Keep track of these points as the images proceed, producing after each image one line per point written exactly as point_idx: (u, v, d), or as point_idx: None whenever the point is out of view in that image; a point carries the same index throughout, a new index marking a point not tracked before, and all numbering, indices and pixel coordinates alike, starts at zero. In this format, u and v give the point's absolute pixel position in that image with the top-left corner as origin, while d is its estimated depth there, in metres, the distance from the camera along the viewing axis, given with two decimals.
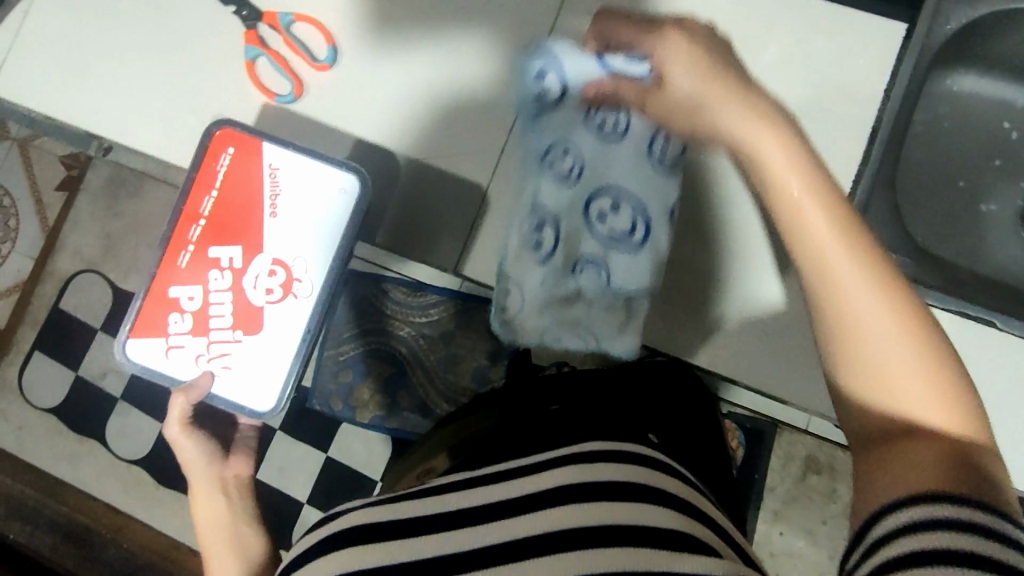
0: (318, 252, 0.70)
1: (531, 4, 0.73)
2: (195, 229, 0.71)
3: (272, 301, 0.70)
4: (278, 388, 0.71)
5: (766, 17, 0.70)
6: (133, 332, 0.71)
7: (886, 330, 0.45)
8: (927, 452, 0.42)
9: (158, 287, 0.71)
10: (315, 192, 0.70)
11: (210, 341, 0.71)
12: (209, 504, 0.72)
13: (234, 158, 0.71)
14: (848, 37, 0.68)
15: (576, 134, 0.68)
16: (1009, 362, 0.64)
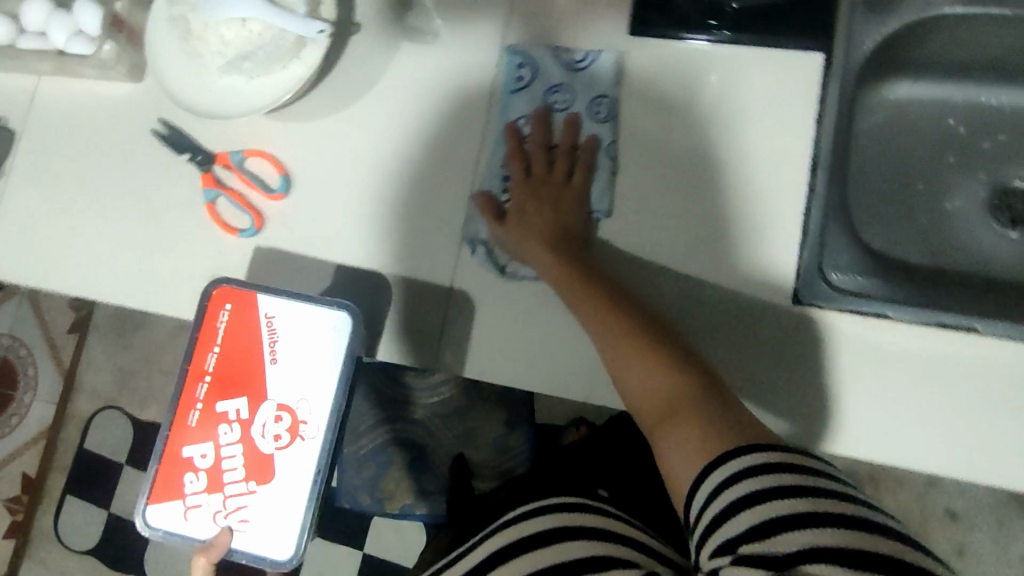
0: (323, 391, 0.69)
1: (462, 96, 0.74)
2: (203, 384, 0.71)
3: (283, 445, 0.69)
4: (296, 535, 0.68)
5: (691, 68, 0.71)
6: (151, 502, 0.70)
7: (616, 337, 0.62)
8: (695, 424, 0.54)
9: (171, 450, 0.70)
10: (310, 334, 0.70)
11: (227, 496, 0.69)
12: None
13: (232, 312, 0.72)
14: (771, 76, 0.69)
15: (536, 104, 0.72)
16: (994, 364, 0.64)
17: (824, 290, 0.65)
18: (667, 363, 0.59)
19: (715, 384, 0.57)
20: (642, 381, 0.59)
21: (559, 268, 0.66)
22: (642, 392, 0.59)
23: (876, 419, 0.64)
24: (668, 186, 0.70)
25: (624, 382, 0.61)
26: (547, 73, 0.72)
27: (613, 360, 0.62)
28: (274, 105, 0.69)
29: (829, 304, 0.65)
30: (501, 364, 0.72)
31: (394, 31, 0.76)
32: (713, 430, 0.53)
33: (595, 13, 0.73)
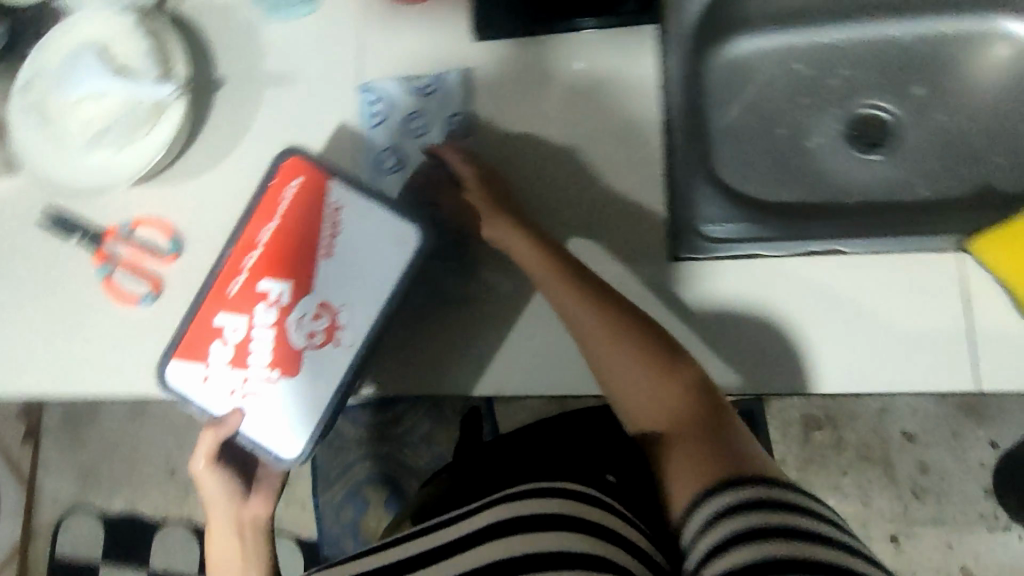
0: (373, 293, 0.63)
1: (324, 126, 0.75)
2: (252, 257, 0.64)
3: (317, 346, 0.62)
4: (300, 438, 0.63)
5: (536, 56, 0.72)
6: (177, 354, 0.64)
7: (625, 356, 0.58)
8: (711, 451, 0.53)
9: (204, 313, 0.64)
10: (364, 243, 0.63)
11: (242, 387, 0.63)
12: (223, 546, 0.68)
13: (297, 190, 0.64)
14: (613, 49, 0.71)
15: (393, 135, 0.72)
16: (873, 280, 0.66)
17: (698, 241, 0.68)
18: (682, 382, 0.57)
19: (728, 414, 0.56)
20: (642, 399, 0.58)
21: (554, 275, 0.62)
22: (654, 403, 0.57)
23: (779, 355, 0.65)
24: (536, 173, 0.71)
25: (626, 399, 0.59)
26: (399, 101, 0.72)
27: (607, 372, 0.59)
28: (141, 174, 0.70)
29: (705, 254, 0.67)
30: (409, 380, 0.69)
31: (254, 79, 0.78)
32: (716, 462, 0.52)
33: (437, 23, 0.74)
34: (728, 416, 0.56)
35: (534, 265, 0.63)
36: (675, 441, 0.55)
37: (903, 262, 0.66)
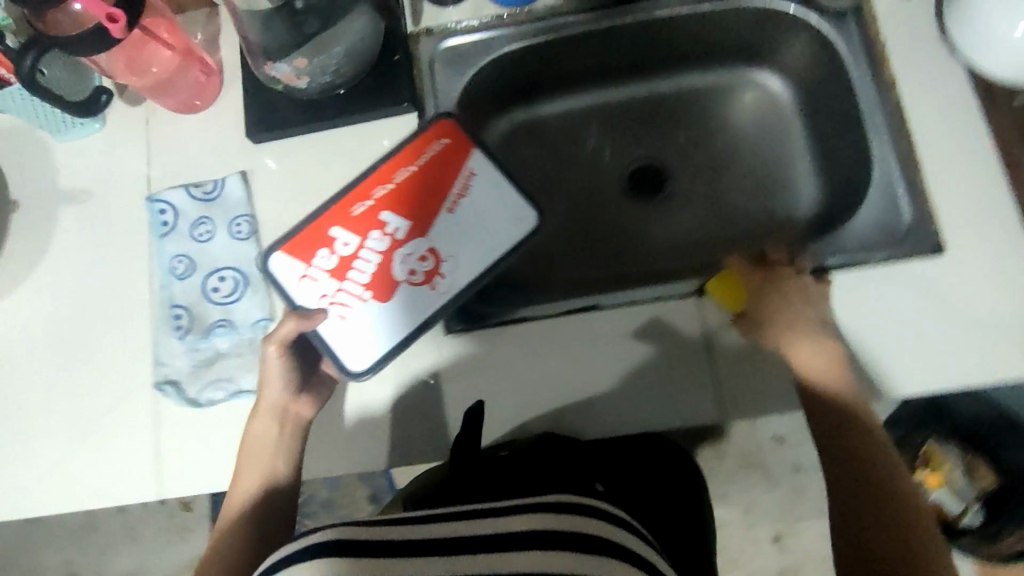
0: (489, 246, 0.69)
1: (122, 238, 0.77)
2: (384, 189, 0.70)
3: (413, 284, 0.67)
4: (376, 354, 0.66)
5: (315, 152, 0.76)
6: (285, 247, 0.68)
7: (855, 444, 0.62)
8: None
9: (320, 222, 0.69)
10: (484, 210, 0.70)
11: (333, 300, 0.67)
12: (262, 429, 0.66)
13: (442, 148, 0.71)
14: (383, 137, 0.76)
15: (183, 241, 0.75)
16: (629, 325, 0.69)
17: (465, 312, 0.72)
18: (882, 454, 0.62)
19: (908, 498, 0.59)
20: (884, 474, 0.61)
21: (802, 342, 0.64)
22: (852, 500, 0.60)
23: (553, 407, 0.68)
24: None
25: (844, 463, 0.62)
26: (187, 210, 0.75)
27: (843, 417, 0.63)
28: None
29: (470, 324, 0.71)
30: (218, 476, 0.70)
31: (48, 199, 0.79)
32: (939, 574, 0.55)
33: (220, 130, 0.78)
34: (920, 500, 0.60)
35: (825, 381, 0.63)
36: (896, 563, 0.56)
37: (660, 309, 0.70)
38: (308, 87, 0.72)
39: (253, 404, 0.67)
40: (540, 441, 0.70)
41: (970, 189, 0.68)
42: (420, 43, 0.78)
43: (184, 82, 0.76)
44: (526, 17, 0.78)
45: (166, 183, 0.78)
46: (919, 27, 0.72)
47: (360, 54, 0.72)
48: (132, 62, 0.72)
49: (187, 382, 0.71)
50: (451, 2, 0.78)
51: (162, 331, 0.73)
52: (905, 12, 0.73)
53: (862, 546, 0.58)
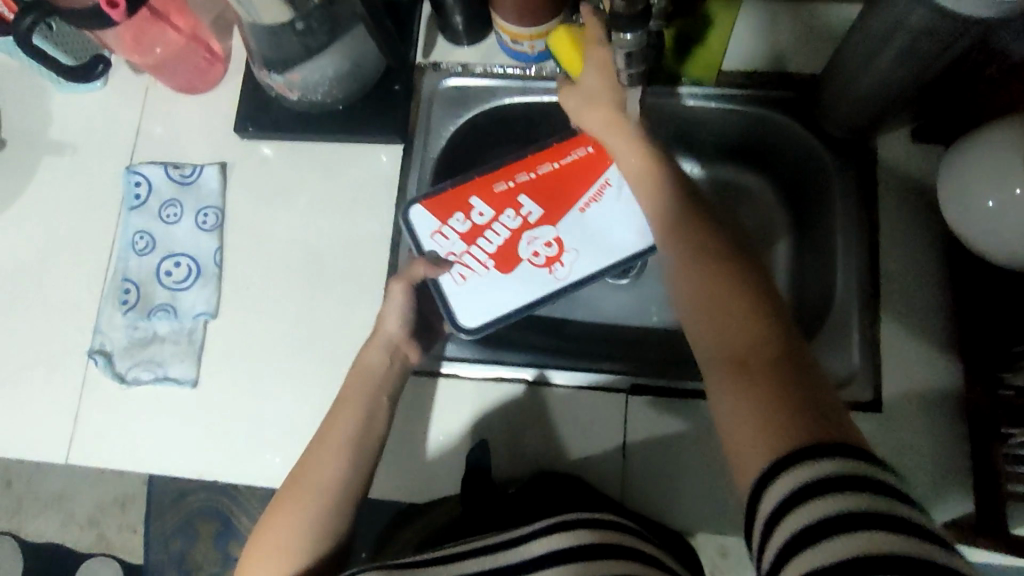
0: (605, 253, 0.73)
1: (93, 199, 0.78)
2: (525, 175, 0.74)
3: (533, 266, 0.72)
4: (488, 319, 0.70)
5: (298, 159, 0.77)
6: (427, 202, 0.72)
7: (702, 259, 0.52)
8: (752, 397, 0.44)
9: (465, 189, 0.73)
10: (616, 217, 0.73)
11: (458, 261, 0.72)
12: (376, 356, 0.64)
13: (586, 155, 0.74)
14: (365, 161, 0.77)
15: (149, 219, 0.76)
16: (560, 406, 0.71)
17: None
18: (744, 282, 0.50)
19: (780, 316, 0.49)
20: (732, 279, 0.50)
21: (658, 198, 0.57)
22: (716, 325, 0.49)
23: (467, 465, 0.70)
24: (276, 269, 0.75)
25: (698, 296, 0.51)
26: (161, 189, 0.77)
27: (686, 256, 0.53)
28: None
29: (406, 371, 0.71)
30: (128, 453, 0.71)
31: (34, 143, 0.80)
32: (767, 383, 0.45)
33: (211, 115, 0.78)
34: (783, 327, 0.48)
35: (680, 236, 0.54)
36: (739, 372, 0.46)
37: (588, 398, 0.71)
38: (297, 100, 0.74)
39: (367, 336, 0.65)
40: (573, 480, 0.67)
41: (917, 353, 0.68)
42: (426, 75, 0.78)
43: (183, 65, 0.77)
44: (535, 74, 0.77)
45: (146, 156, 0.78)
46: (910, 180, 0.72)
47: (356, 75, 0.73)
48: (137, 40, 0.73)
49: (120, 357, 0.73)
50: (466, 42, 0.77)
51: (109, 301, 0.75)
52: (904, 160, 0.72)
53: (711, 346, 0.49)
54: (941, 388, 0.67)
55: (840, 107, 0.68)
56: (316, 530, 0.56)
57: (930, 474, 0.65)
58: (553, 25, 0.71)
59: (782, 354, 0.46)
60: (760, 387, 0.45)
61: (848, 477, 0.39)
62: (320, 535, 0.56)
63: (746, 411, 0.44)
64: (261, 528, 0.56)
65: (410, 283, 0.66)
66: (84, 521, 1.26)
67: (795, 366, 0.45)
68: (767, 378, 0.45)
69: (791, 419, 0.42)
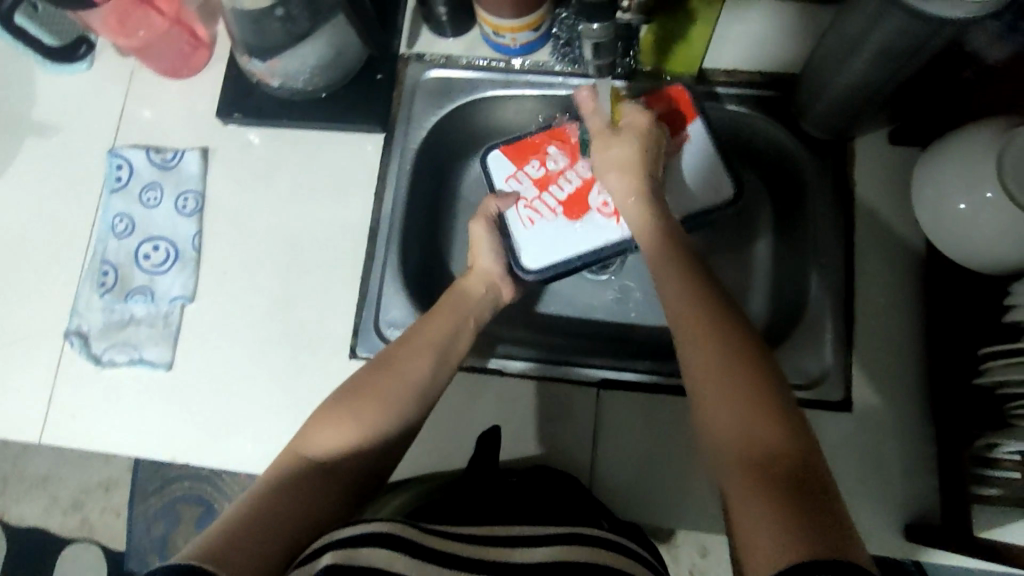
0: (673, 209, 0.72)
1: (74, 180, 0.78)
2: None
3: (602, 216, 0.73)
4: (547, 263, 0.72)
5: (280, 146, 0.77)
6: (505, 147, 0.75)
7: (716, 347, 0.51)
8: (768, 500, 0.42)
9: (546, 137, 0.75)
10: (690, 172, 0.73)
11: (529, 205, 0.74)
12: (477, 283, 0.69)
13: (669, 110, 0.73)
14: (347, 149, 0.77)
15: (129, 202, 0.76)
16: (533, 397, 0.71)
17: (377, 344, 0.72)
18: (762, 380, 0.49)
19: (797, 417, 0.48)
20: (750, 373, 0.49)
21: (674, 283, 0.57)
22: (736, 425, 0.48)
23: (439, 453, 0.70)
24: (255, 254, 0.75)
25: (717, 390, 0.50)
26: (142, 172, 0.77)
27: (705, 349, 0.51)
28: None
29: None
30: (101, 434, 0.72)
31: (17, 124, 0.80)
32: (790, 490, 0.42)
33: (194, 100, 0.79)
34: (798, 432, 0.47)
35: (698, 323, 0.53)
36: (760, 474, 0.44)
37: (560, 392, 0.71)
38: (279, 87, 0.74)
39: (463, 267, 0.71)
40: (564, 476, 0.65)
41: (886, 353, 0.68)
42: (409, 66, 0.78)
43: (168, 49, 0.77)
44: (518, 67, 0.77)
45: (129, 140, 0.79)
46: (886, 181, 0.72)
47: (338, 62, 0.74)
48: (121, 22, 0.73)
49: (96, 339, 0.73)
50: (451, 33, 0.77)
51: (87, 282, 0.75)
52: (880, 161, 0.73)
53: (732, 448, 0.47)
54: (909, 387, 0.68)
55: (818, 107, 0.68)
56: (394, 415, 0.56)
57: (894, 472, 0.66)
58: (536, 16, 0.71)
59: (796, 468, 0.44)
60: (770, 502, 0.42)
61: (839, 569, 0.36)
62: (396, 420, 0.56)
63: (749, 522, 0.42)
64: (338, 398, 0.56)
65: (487, 223, 0.72)
66: (68, 505, 1.25)
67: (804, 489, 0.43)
68: (776, 494, 0.42)
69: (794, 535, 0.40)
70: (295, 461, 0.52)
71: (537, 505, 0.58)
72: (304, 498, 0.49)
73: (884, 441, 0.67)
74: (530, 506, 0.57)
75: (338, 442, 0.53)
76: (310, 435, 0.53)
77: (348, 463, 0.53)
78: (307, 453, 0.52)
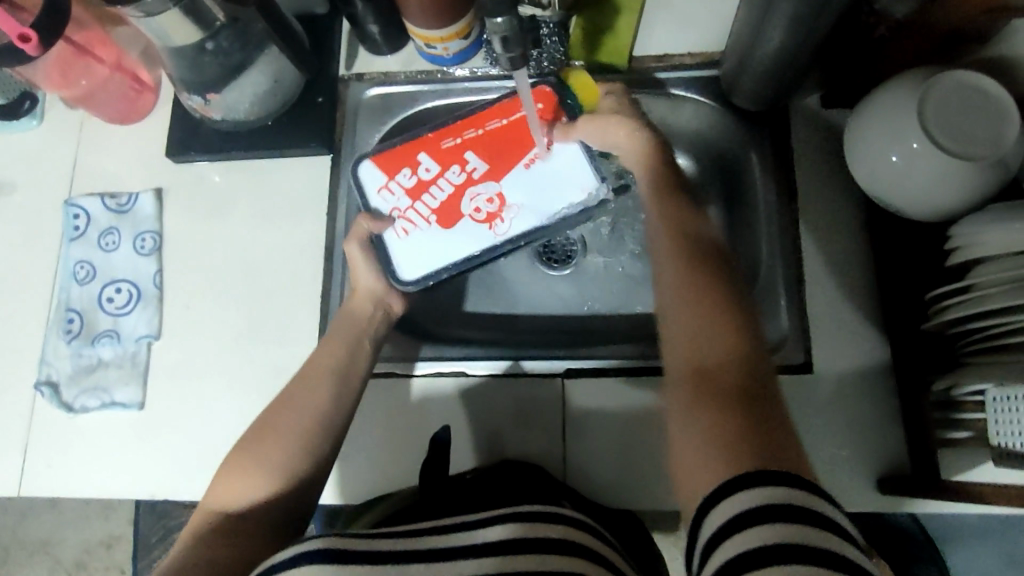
0: (551, 206, 0.74)
1: (33, 234, 0.79)
2: (475, 132, 0.75)
3: (475, 221, 0.75)
4: (426, 271, 0.74)
5: (232, 178, 0.79)
6: (375, 157, 0.75)
7: (690, 282, 0.56)
8: (712, 418, 0.48)
9: (413, 145, 0.75)
10: (560, 175, 0.75)
11: (401, 215, 0.74)
12: (364, 300, 0.69)
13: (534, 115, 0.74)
14: (296, 173, 0.78)
15: (89, 249, 0.77)
16: (503, 394, 0.71)
17: None
18: (726, 317, 0.54)
19: (758, 351, 0.52)
20: (709, 310, 0.54)
21: (664, 225, 0.61)
22: (694, 351, 0.53)
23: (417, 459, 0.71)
24: (217, 285, 0.76)
25: (684, 317, 0.55)
26: (99, 218, 0.78)
27: (678, 283, 0.56)
28: None
29: None
30: (79, 479, 0.72)
31: None
32: (730, 412, 0.48)
33: (143, 143, 0.80)
34: (752, 365, 0.51)
35: (679, 259, 0.58)
36: (706, 393, 0.50)
37: (527, 387, 0.71)
38: (222, 120, 0.76)
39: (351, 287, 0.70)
40: (534, 470, 0.65)
41: (842, 312, 0.69)
42: (349, 86, 0.80)
43: (113, 95, 0.79)
44: (456, 75, 0.79)
45: (84, 189, 0.80)
46: (824, 146, 0.74)
47: (277, 91, 0.75)
48: (63, 76, 0.75)
49: (66, 386, 0.74)
50: (388, 50, 0.79)
51: (53, 332, 0.76)
52: (815, 126, 0.74)
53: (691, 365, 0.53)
54: (868, 343, 0.68)
55: (744, 84, 0.71)
56: (294, 447, 0.57)
57: (862, 429, 0.67)
58: (464, 25, 0.73)
59: (743, 390, 0.50)
60: (719, 417, 0.48)
61: (763, 507, 0.41)
62: (299, 452, 0.57)
63: (695, 431, 0.49)
64: (241, 445, 0.58)
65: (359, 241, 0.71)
66: (72, 565, 1.25)
67: (749, 399, 0.49)
68: (726, 410, 0.48)
69: (722, 444, 0.46)
70: (208, 518, 0.54)
71: (498, 491, 0.59)
72: (219, 554, 0.51)
73: (850, 398, 0.68)
74: (490, 497, 0.58)
75: (252, 491, 0.54)
76: (215, 493, 0.55)
77: (261, 505, 0.54)
78: (217, 506, 0.54)
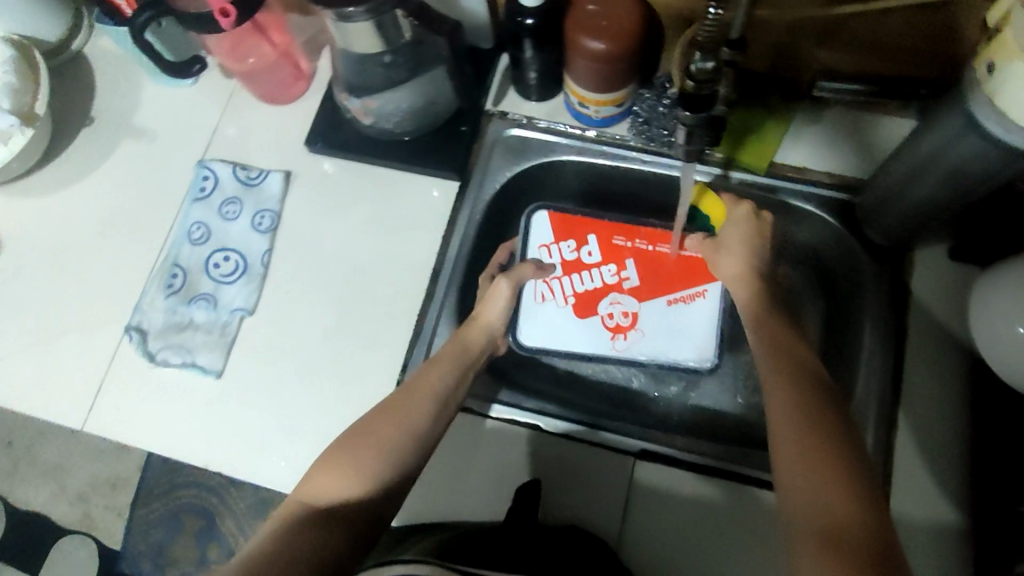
0: (668, 351, 0.78)
1: (161, 185, 0.82)
2: (644, 243, 0.80)
3: (603, 324, 0.79)
4: (547, 341, 0.79)
5: (359, 178, 0.81)
6: (552, 214, 0.81)
7: (806, 428, 0.55)
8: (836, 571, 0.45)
9: (589, 226, 0.81)
10: (693, 327, 0.78)
11: (547, 282, 0.80)
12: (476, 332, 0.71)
13: (695, 261, 0.79)
14: (421, 189, 0.80)
15: (208, 213, 0.80)
16: (572, 461, 0.71)
17: None
18: (847, 468, 0.52)
19: (886, 516, 0.50)
20: (826, 458, 0.53)
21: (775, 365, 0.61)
22: (814, 498, 0.51)
23: (471, 499, 0.70)
24: (320, 277, 0.77)
25: (798, 460, 0.53)
26: (226, 186, 0.81)
27: (790, 426, 0.56)
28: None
29: None
30: (142, 430, 0.73)
31: (119, 125, 0.85)
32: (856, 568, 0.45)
33: (285, 125, 0.83)
34: (876, 524, 0.48)
35: (792, 399, 0.58)
36: (830, 543, 0.47)
37: (595, 458, 0.70)
38: (371, 126, 0.78)
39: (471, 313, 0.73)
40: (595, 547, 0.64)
41: (929, 465, 0.68)
42: (492, 122, 0.82)
43: (271, 77, 0.82)
44: (596, 136, 0.80)
45: (217, 155, 0.83)
46: (945, 296, 0.73)
47: (425, 112, 0.78)
48: (234, 48, 0.79)
49: (154, 337, 0.76)
50: (536, 97, 0.81)
51: (155, 282, 0.78)
52: (940, 275, 0.74)
53: (809, 512, 0.50)
54: (950, 504, 0.67)
55: (883, 220, 0.71)
56: (390, 459, 0.57)
57: None
58: (621, 94, 0.74)
59: (872, 547, 0.46)
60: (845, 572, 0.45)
61: None
62: (392, 468, 0.57)
63: None
64: (339, 446, 0.58)
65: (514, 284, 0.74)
66: (73, 496, 1.23)
67: (877, 557, 0.46)
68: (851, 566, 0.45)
69: None
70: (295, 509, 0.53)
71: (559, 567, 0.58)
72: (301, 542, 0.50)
73: (920, 554, 0.66)
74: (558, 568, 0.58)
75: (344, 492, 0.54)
76: (311, 486, 0.55)
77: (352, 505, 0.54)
78: (306, 502, 0.54)
